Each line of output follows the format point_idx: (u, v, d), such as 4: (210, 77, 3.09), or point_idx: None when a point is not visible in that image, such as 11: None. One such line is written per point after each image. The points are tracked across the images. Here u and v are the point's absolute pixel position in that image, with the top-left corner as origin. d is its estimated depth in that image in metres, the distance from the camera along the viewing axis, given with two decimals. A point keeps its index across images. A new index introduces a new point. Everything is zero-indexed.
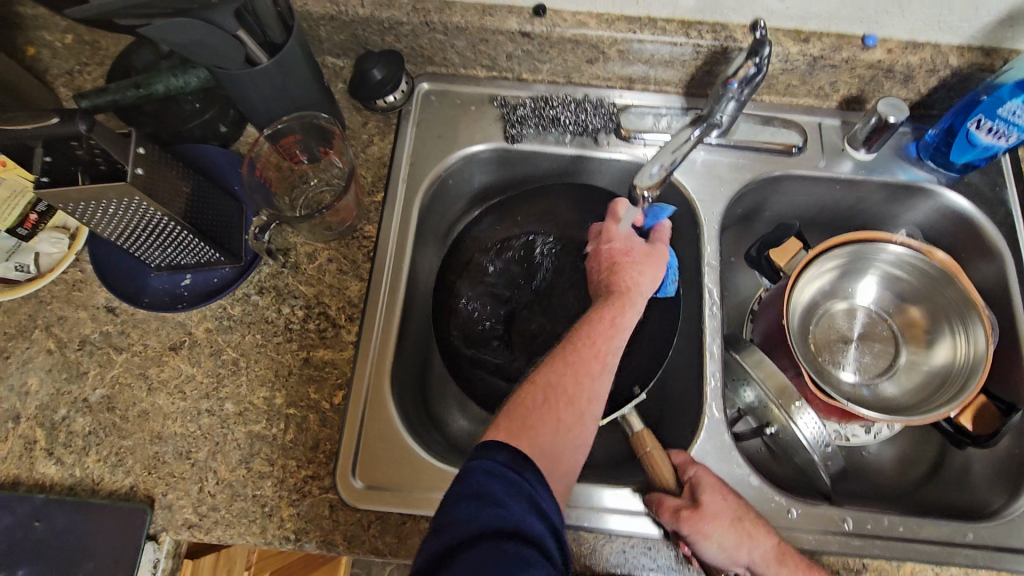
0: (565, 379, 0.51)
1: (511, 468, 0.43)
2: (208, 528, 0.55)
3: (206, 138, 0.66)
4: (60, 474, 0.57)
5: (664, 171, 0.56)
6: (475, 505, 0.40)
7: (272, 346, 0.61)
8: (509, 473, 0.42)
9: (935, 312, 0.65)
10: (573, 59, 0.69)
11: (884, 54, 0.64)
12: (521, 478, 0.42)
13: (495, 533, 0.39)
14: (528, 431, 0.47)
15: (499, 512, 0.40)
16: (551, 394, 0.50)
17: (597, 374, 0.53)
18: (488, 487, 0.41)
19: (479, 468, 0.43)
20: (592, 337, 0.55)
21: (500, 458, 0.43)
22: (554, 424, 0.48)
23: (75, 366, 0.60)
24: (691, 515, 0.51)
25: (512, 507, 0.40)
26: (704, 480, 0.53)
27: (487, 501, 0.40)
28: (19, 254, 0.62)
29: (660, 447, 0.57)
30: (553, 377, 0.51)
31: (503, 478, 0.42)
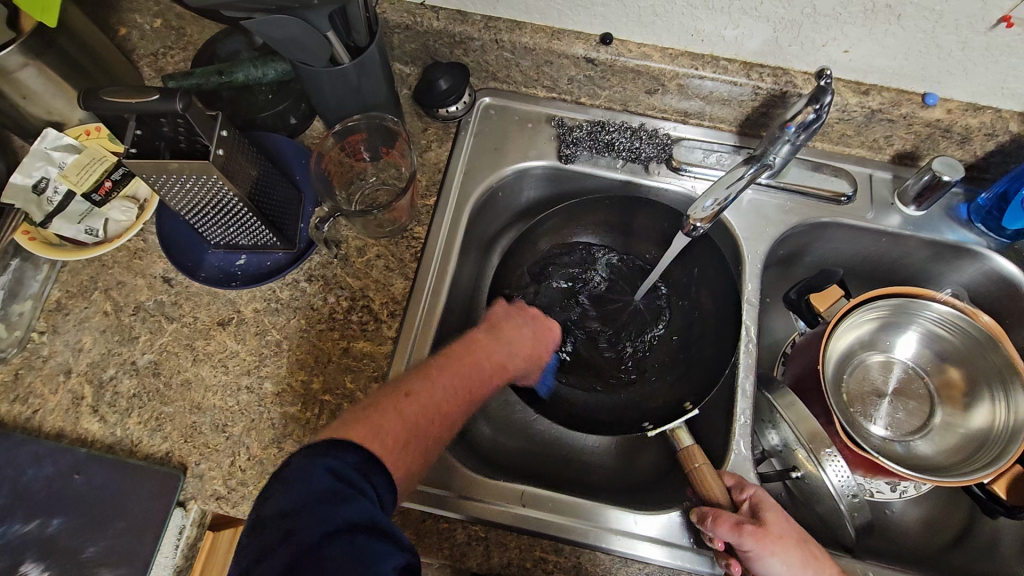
0: (440, 394, 0.53)
1: (355, 469, 0.42)
2: (234, 502, 0.56)
3: (276, 128, 0.69)
4: (101, 431, 0.59)
5: (717, 205, 0.57)
6: (324, 504, 0.39)
7: (315, 332, 0.63)
8: (355, 475, 0.42)
9: (975, 374, 0.64)
10: (632, 88, 0.71)
11: (943, 114, 0.65)
12: (361, 478, 0.42)
13: (347, 529, 0.38)
14: (390, 430, 0.48)
15: (351, 507, 0.39)
16: (423, 407, 0.51)
17: (461, 398, 0.55)
18: (331, 484, 0.40)
19: (318, 464, 0.41)
20: (473, 367, 0.58)
21: (349, 460, 0.43)
22: (418, 439, 0.50)
23: (128, 330, 0.63)
24: (758, 530, 0.50)
25: (360, 501, 0.40)
26: (763, 499, 0.53)
27: (336, 499, 0.39)
28: (90, 218, 0.64)
29: (707, 463, 0.57)
30: (428, 389, 0.53)
31: (340, 475, 0.41)
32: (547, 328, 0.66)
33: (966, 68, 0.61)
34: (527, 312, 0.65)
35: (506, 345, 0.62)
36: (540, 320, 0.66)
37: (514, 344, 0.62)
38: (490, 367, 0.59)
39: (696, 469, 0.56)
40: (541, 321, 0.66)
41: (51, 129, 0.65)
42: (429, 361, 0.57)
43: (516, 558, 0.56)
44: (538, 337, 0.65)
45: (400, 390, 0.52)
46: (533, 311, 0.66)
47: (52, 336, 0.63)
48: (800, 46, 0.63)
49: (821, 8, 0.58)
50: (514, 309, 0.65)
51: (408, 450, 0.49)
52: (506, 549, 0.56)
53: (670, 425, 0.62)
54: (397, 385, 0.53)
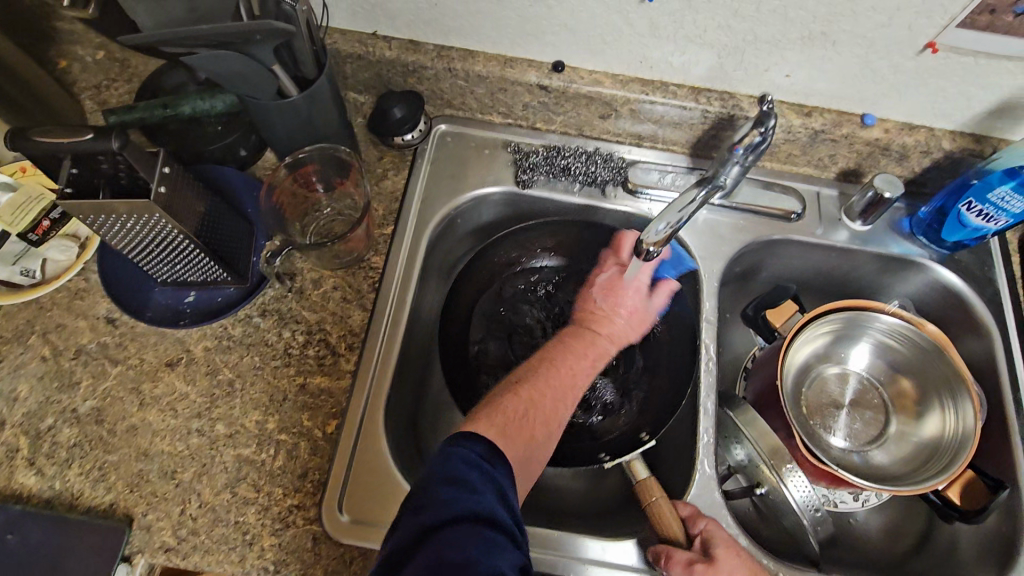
0: (551, 380, 0.55)
1: (484, 460, 0.43)
2: (185, 553, 0.53)
3: (225, 160, 0.67)
4: (39, 486, 0.55)
5: (670, 228, 0.58)
6: (453, 488, 0.40)
7: (269, 369, 0.61)
8: (485, 465, 0.43)
9: (925, 384, 0.66)
10: (587, 113, 0.72)
11: (881, 134, 0.68)
12: (490, 470, 0.43)
13: (467, 518, 0.39)
14: (512, 413, 0.50)
15: (474, 496, 0.40)
16: (536, 407, 0.52)
17: (575, 392, 0.56)
18: (463, 474, 0.42)
19: (456, 453, 0.43)
20: (572, 358, 0.58)
21: (477, 449, 0.44)
22: (538, 420, 0.52)
23: (68, 375, 0.60)
24: (705, 569, 0.51)
25: (486, 495, 0.41)
26: (713, 534, 0.54)
27: (463, 486, 0.41)
28: (27, 258, 0.62)
29: (664, 495, 0.57)
30: (538, 380, 0.55)
31: (476, 466, 0.42)
32: (631, 304, 0.64)
33: (899, 90, 0.64)
34: (608, 291, 0.65)
35: (595, 331, 0.62)
36: (628, 288, 0.65)
37: (602, 329, 0.62)
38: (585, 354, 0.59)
39: (652, 502, 0.56)
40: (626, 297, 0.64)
41: None
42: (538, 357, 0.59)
43: None
44: (629, 318, 0.64)
45: (512, 386, 0.54)
46: (614, 287, 0.65)
47: None
48: (744, 71, 0.65)
49: (762, 35, 0.60)
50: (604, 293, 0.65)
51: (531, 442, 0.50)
52: None
53: (625, 457, 0.62)
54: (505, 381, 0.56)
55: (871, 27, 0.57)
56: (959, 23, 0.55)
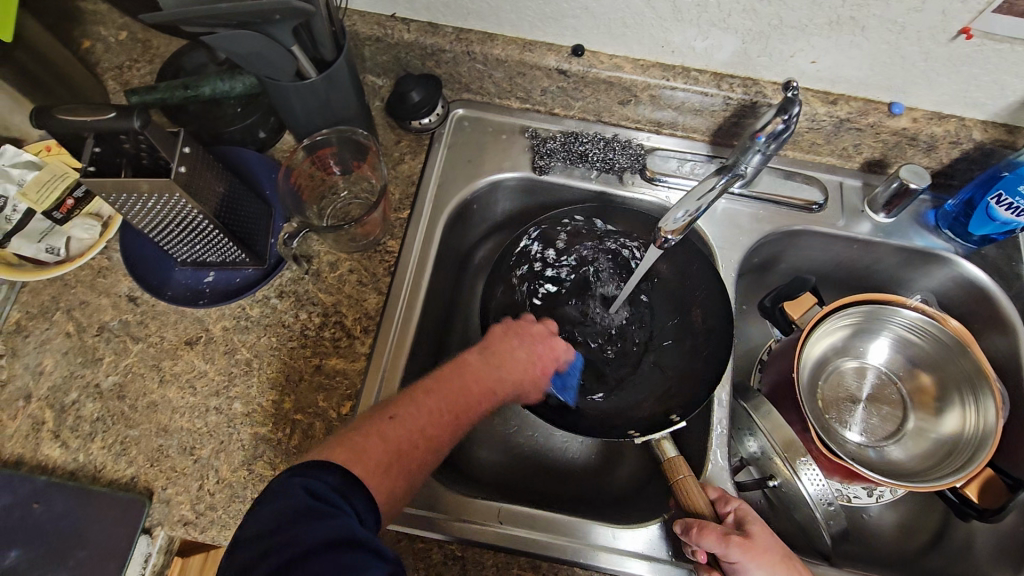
0: (420, 418, 0.50)
1: (334, 491, 0.41)
2: (203, 527, 0.55)
3: (244, 142, 0.67)
4: (63, 457, 0.57)
5: (688, 217, 0.57)
6: (306, 520, 0.38)
7: (286, 350, 0.61)
8: (333, 494, 0.40)
9: (946, 380, 0.65)
10: (605, 99, 0.71)
11: (910, 123, 0.66)
12: (344, 502, 0.41)
13: (328, 545, 0.37)
14: (371, 455, 0.46)
15: (332, 522, 0.38)
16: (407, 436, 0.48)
17: (446, 430, 0.51)
18: (315, 501, 0.39)
19: (295, 483, 0.40)
20: (461, 390, 0.53)
21: (329, 480, 0.41)
22: (407, 457, 0.48)
23: (91, 351, 0.61)
24: (742, 541, 0.50)
25: (342, 519, 0.39)
26: (747, 513, 0.53)
27: (319, 516, 0.38)
28: (52, 236, 0.63)
29: (692, 475, 0.55)
30: (409, 412, 0.50)
31: (316, 493, 0.40)
32: (541, 347, 0.60)
33: (929, 78, 0.62)
34: (540, 340, 0.60)
35: (502, 371, 0.56)
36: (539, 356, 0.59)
37: (506, 371, 0.57)
38: (477, 389, 0.54)
39: (682, 478, 0.55)
40: (540, 345, 0.60)
41: (8, 145, 0.63)
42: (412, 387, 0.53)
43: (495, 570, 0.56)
44: (534, 379, 0.59)
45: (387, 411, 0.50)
46: (543, 339, 0.60)
47: (12, 359, 0.61)
48: (769, 57, 0.64)
49: (788, 19, 0.58)
50: (505, 334, 0.59)
51: (399, 475, 0.47)
52: (482, 567, 0.56)
53: (654, 436, 0.60)
54: (379, 410, 0.50)
55: (902, 12, 0.55)
56: (995, 9, 0.53)
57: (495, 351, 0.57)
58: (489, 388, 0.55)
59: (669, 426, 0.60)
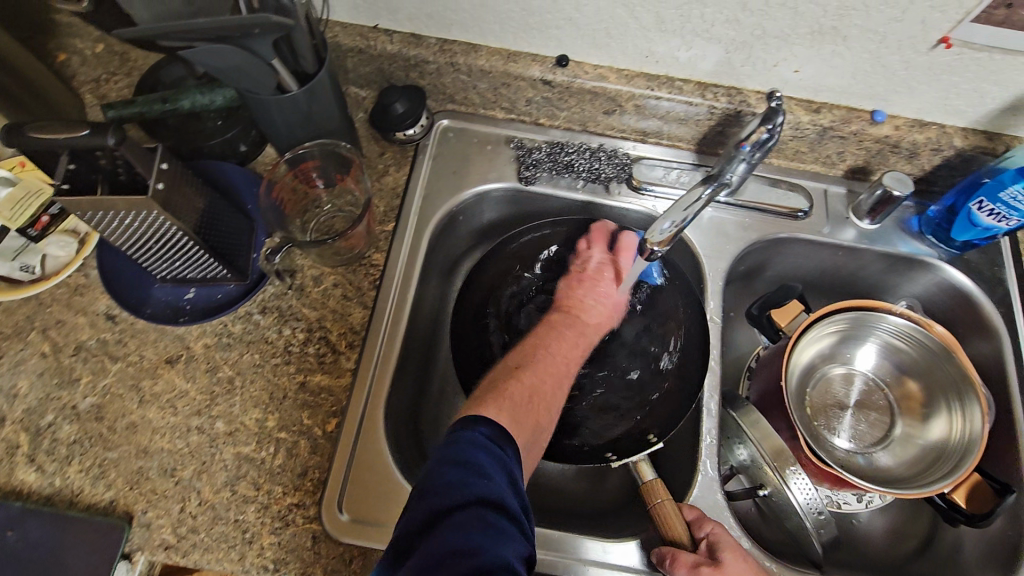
0: (542, 367, 0.57)
1: (494, 442, 0.44)
2: (184, 551, 0.53)
3: (225, 155, 0.66)
4: (38, 482, 0.55)
5: (674, 228, 0.56)
6: (462, 474, 0.41)
7: (269, 367, 0.60)
8: (493, 447, 0.44)
9: (932, 386, 0.65)
10: (591, 109, 0.71)
11: (891, 131, 0.67)
12: (501, 453, 0.44)
13: (477, 502, 0.40)
14: (514, 396, 0.52)
15: (483, 483, 0.41)
16: (534, 387, 0.54)
17: (566, 373, 0.59)
18: (474, 458, 0.42)
19: (465, 437, 0.44)
20: (564, 341, 0.61)
21: (484, 431, 0.45)
22: (540, 408, 0.53)
23: (68, 372, 0.59)
24: (711, 572, 0.50)
25: (495, 480, 0.41)
26: (720, 539, 0.53)
27: (476, 473, 0.41)
28: (26, 254, 0.61)
29: (670, 499, 0.56)
30: (532, 364, 0.57)
31: (486, 449, 0.43)
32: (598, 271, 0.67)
33: (910, 86, 0.63)
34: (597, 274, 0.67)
35: (579, 317, 0.64)
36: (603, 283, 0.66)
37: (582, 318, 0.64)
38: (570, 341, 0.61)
39: (657, 504, 0.55)
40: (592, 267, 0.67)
41: None
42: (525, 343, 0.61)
43: None
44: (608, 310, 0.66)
45: (516, 371, 0.56)
46: (598, 274, 0.67)
47: None
48: (752, 67, 0.64)
49: (771, 30, 0.59)
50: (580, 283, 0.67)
51: (537, 426, 0.51)
52: None
53: (631, 458, 0.61)
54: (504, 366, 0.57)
55: (883, 22, 0.56)
56: (973, 18, 0.53)
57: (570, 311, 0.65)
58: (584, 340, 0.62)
59: (647, 447, 0.61)
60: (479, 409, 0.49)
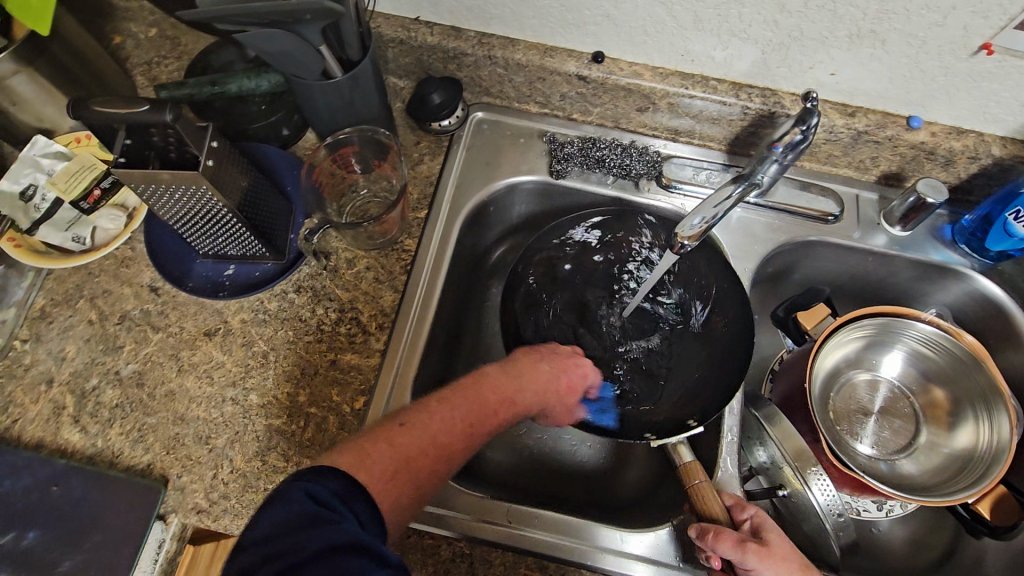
0: (433, 427, 0.50)
1: (338, 497, 0.39)
2: (215, 515, 0.55)
3: (269, 138, 0.69)
4: (81, 442, 0.58)
5: (705, 223, 0.56)
6: (304, 526, 0.36)
7: (302, 344, 0.62)
8: (335, 501, 0.39)
9: (959, 396, 0.64)
10: (624, 106, 0.72)
11: (928, 137, 0.66)
12: (346, 508, 0.39)
13: (328, 551, 0.35)
14: (376, 462, 0.46)
15: (333, 527, 0.36)
16: (416, 443, 0.48)
17: (460, 440, 0.51)
18: (314, 509, 0.37)
19: (298, 488, 0.38)
20: (478, 403, 0.53)
21: (331, 486, 0.39)
22: (416, 467, 0.48)
23: (112, 339, 0.62)
24: (759, 548, 0.49)
25: (347, 525, 0.37)
26: (762, 520, 0.53)
27: (320, 522, 0.36)
28: (77, 225, 0.64)
29: (706, 481, 0.55)
30: (422, 420, 0.50)
31: (324, 501, 0.38)
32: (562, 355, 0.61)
33: (949, 93, 0.62)
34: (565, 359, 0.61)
35: (522, 384, 0.56)
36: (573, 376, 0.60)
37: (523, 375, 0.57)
38: (494, 399, 0.54)
39: (697, 484, 0.55)
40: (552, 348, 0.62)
41: (40, 134, 0.64)
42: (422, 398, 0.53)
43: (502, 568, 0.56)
44: (563, 398, 0.59)
45: (399, 419, 0.50)
46: (572, 361, 0.61)
47: (35, 344, 0.62)
48: (788, 68, 0.64)
49: (809, 31, 0.59)
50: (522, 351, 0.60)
51: (410, 482, 0.47)
52: (490, 565, 0.56)
53: (670, 439, 0.59)
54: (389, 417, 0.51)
55: (923, 26, 0.56)
56: (1017, 24, 0.53)
57: (524, 368, 0.57)
58: (517, 408, 0.55)
59: (686, 430, 0.60)
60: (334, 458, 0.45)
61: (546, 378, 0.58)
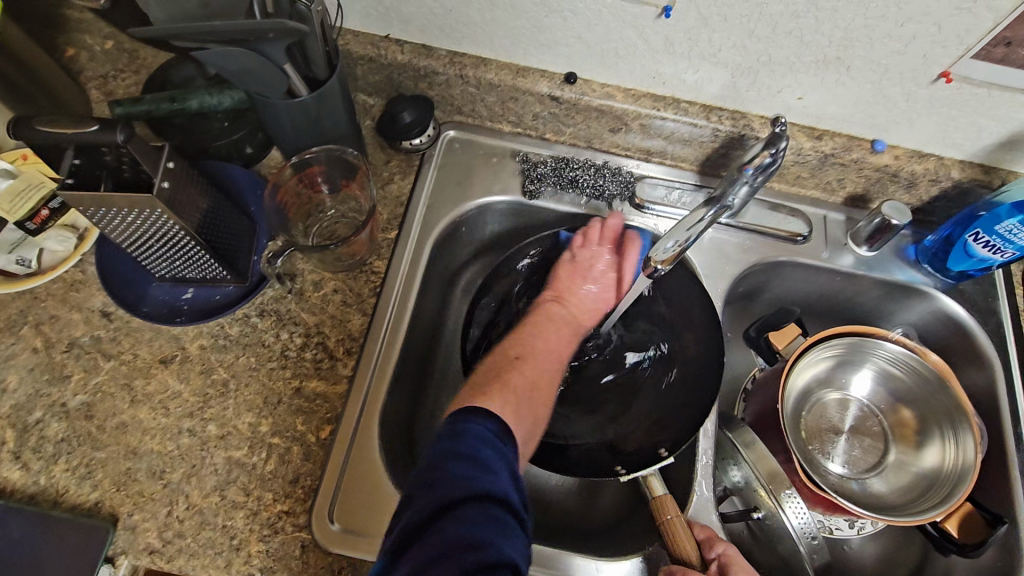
0: (540, 357, 0.61)
1: (498, 438, 0.47)
2: (169, 556, 0.52)
3: (231, 156, 0.66)
4: (23, 480, 0.54)
5: (678, 247, 0.57)
6: (469, 469, 0.43)
7: (265, 371, 0.60)
8: (498, 443, 0.47)
9: (926, 414, 0.65)
10: (597, 126, 0.72)
11: (891, 160, 0.68)
12: (502, 447, 0.47)
13: (483, 496, 0.42)
14: (509, 389, 0.55)
15: (487, 477, 0.43)
16: (534, 371, 0.59)
17: (560, 362, 0.63)
18: (479, 451, 0.45)
19: (473, 430, 0.46)
20: (564, 330, 0.66)
21: (491, 427, 0.47)
22: (541, 395, 0.58)
23: (59, 368, 0.58)
24: None
25: (501, 477, 0.44)
26: (732, 560, 0.52)
27: (479, 467, 0.44)
28: (22, 247, 0.61)
29: (680, 516, 0.54)
30: (531, 355, 0.61)
31: (491, 444, 0.46)
32: (602, 273, 0.70)
33: (910, 118, 0.64)
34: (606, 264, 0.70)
35: (576, 311, 0.68)
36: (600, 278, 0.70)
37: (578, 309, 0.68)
38: (572, 327, 0.67)
39: (669, 520, 0.54)
40: (597, 268, 0.69)
41: None
42: (517, 336, 0.64)
43: None
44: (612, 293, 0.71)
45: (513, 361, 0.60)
46: (616, 262, 0.70)
47: None
48: (756, 92, 0.65)
49: (777, 57, 0.60)
50: (573, 270, 0.69)
51: (540, 407, 0.57)
52: None
53: (642, 472, 0.59)
54: (502, 353, 0.61)
55: (886, 54, 0.57)
56: (974, 54, 0.55)
57: (568, 292, 0.69)
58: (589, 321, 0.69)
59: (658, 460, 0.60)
60: (487, 400, 0.53)
61: (596, 295, 0.70)
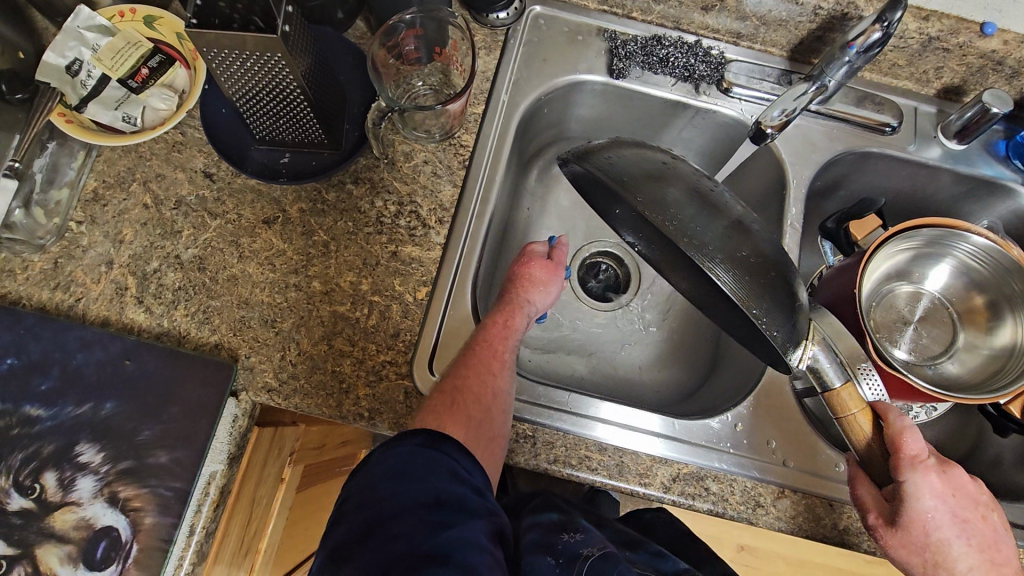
0: (482, 370, 0.54)
1: (426, 447, 0.45)
2: (286, 394, 0.57)
3: (321, 21, 0.65)
4: (148, 321, 0.58)
5: (783, 116, 0.62)
6: (392, 483, 0.43)
7: (363, 235, 0.62)
8: (426, 451, 0.45)
9: (1000, 300, 0.66)
10: (688, 3, 0.69)
11: (999, 45, 0.64)
12: (437, 452, 0.45)
13: (416, 506, 0.42)
14: (462, 416, 0.51)
15: (419, 487, 0.43)
16: (479, 385, 0.53)
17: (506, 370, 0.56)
18: (401, 464, 0.44)
19: (403, 445, 0.46)
20: (507, 335, 0.58)
21: (417, 440, 0.46)
22: (479, 406, 0.52)
23: (169, 224, 0.61)
24: (878, 528, 0.53)
25: (431, 481, 0.43)
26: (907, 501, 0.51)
27: (405, 477, 0.43)
28: (128, 104, 0.61)
29: (868, 428, 0.52)
30: (476, 372, 0.54)
31: (419, 454, 0.45)
32: (537, 256, 0.64)
33: None
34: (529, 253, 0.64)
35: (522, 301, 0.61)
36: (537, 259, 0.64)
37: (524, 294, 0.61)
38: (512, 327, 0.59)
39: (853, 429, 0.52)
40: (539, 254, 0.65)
41: (82, 5, 0.61)
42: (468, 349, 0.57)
43: (560, 456, 0.58)
44: (545, 273, 0.63)
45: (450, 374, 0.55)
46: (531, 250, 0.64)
47: (91, 226, 0.61)
48: None
49: None
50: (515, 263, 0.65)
51: (487, 411, 0.53)
52: (553, 447, 0.59)
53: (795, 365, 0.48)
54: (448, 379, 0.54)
55: None
56: None
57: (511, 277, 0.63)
58: (523, 312, 0.60)
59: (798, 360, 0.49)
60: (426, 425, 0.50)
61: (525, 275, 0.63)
